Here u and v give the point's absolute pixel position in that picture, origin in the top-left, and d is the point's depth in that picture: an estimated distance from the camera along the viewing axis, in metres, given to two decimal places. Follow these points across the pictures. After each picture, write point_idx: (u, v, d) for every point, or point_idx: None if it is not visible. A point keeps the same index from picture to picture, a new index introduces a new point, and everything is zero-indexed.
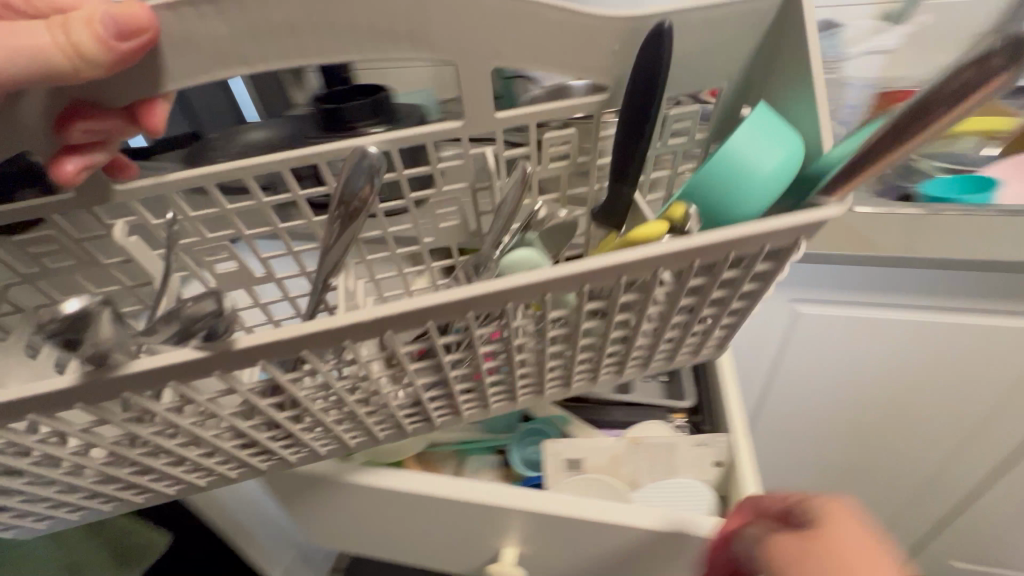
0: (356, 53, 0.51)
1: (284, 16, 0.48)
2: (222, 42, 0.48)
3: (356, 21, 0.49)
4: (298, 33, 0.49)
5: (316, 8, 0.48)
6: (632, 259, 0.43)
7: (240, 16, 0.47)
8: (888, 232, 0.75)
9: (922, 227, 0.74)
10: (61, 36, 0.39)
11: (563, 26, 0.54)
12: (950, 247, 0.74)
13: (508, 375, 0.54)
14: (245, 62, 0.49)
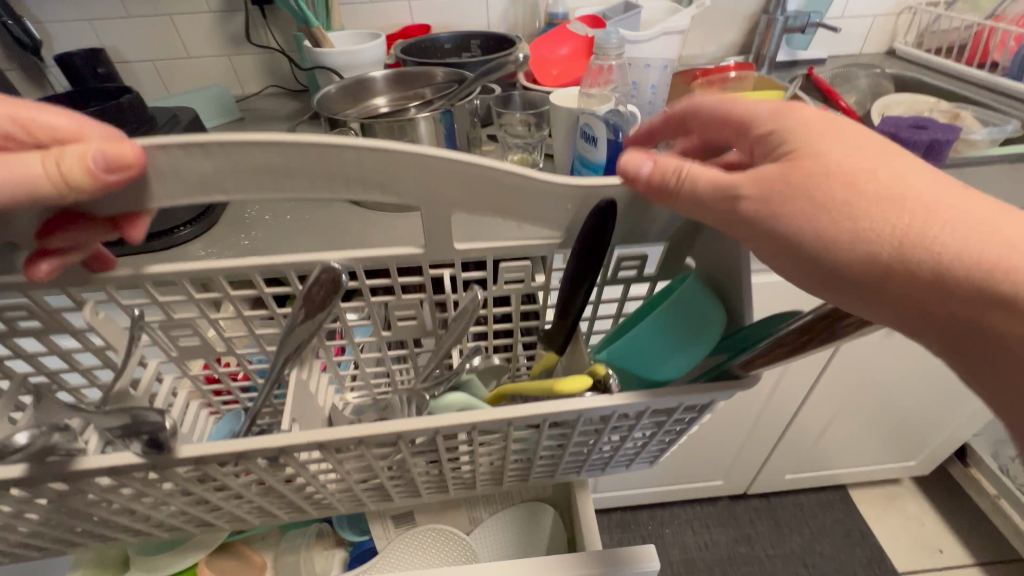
0: (354, 194, 0.31)
1: (270, 155, 0.29)
2: (209, 183, 0.29)
3: (357, 172, 0.30)
4: (274, 178, 0.30)
5: (297, 149, 0.29)
6: (582, 414, 0.30)
7: (222, 152, 0.28)
8: None
9: None
10: (50, 156, 0.25)
11: (533, 201, 0.34)
12: None
13: (453, 485, 0.38)
14: (220, 189, 0.30)
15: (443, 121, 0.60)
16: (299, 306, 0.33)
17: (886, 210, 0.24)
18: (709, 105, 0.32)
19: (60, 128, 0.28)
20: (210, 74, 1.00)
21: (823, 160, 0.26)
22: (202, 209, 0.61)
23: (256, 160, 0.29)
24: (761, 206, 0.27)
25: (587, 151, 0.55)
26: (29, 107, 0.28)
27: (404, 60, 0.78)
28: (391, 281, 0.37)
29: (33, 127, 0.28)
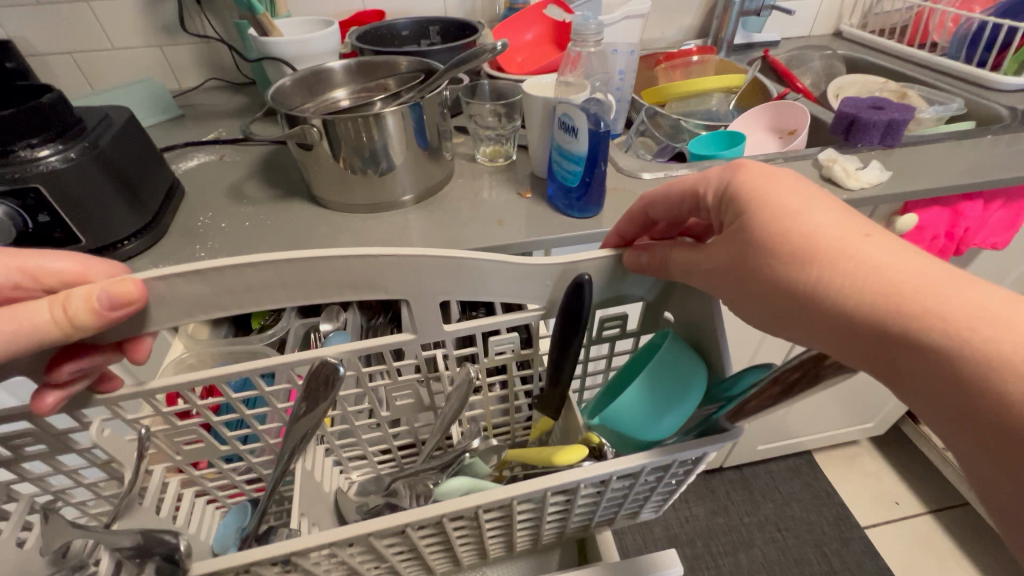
0: (344, 297, 0.32)
1: (262, 272, 0.29)
2: (207, 302, 0.30)
3: (347, 278, 0.31)
4: (267, 293, 0.30)
5: (289, 266, 0.29)
6: (579, 483, 0.28)
7: (218, 275, 0.29)
8: None
9: None
10: (57, 299, 0.26)
11: (517, 283, 0.33)
12: None
13: (459, 558, 0.36)
14: (217, 307, 0.30)
15: (413, 116, 0.56)
16: (296, 401, 0.31)
17: (799, 277, 0.26)
18: (664, 196, 0.34)
19: (70, 275, 0.30)
20: (141, 67, 0.91)
21: (748, 238, 0.28)
22: (147, 220, 0.55)
23: (250, 278, 0.29)
24: (723, 283, 0.30)
25: (567, 143, 0.53)
26: (37, 257, 0.30)
27: (361, 49, 0.73)
28: (386, 365, 0.35)
29: (44, 276, 0.30)
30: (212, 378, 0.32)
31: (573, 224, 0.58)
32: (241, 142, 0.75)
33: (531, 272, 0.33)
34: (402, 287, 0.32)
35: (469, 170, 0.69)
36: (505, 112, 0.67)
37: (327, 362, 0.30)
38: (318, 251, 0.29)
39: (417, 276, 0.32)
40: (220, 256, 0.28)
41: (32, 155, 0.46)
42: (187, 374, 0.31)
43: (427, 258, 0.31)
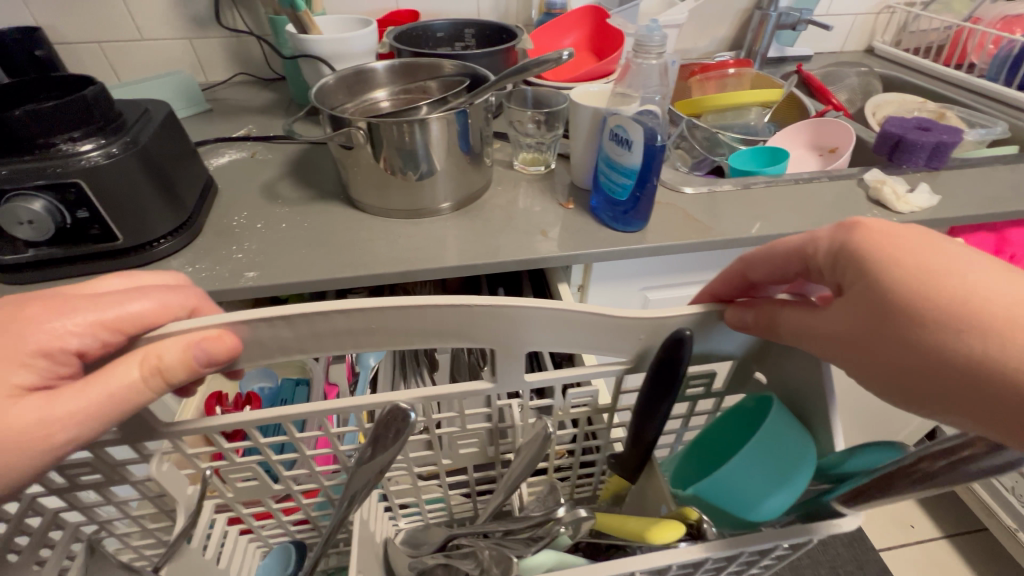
0: (428, 344, 0.28)
1: (349, 319, 0.26)
2: (288, 346, 0.27)
3: (433, 328, 0.27)
4: (349, 339, 0.27)
5: (379, 313, 0.26)
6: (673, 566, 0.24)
7: (303, 321, 0.26)
8: (736, 219, 0.60)
9: (757, 201, 0.63)
10: (147, 357, 0.25)
11: (599, 335, 0.28)
12: None
13: None
14: (297, 350, 0.28)
15: (458, 122, 0.55)
16: (365, 445, 0.26)
17: (942, 353, 0.21)
18: (766, 251, 0.30)
19: (156, 318, 0.26)
20: (170, 58, 0.90)
21: (868, 302, 0.24)
22: (183, 219, 0.53)
23: (334, 325, 0.27)
24: (844, 353, 0.25)
25: (617, 155, 0.52)
26: (112, 307, 0.26)
27: (399, 50, 0.72)
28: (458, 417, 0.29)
29: (126, 324, 0.26)
30: (264, 420, 0.28)
31: (620, 239, 0.57)
32: (274, 139, 0.74)
33: (629, 322, 0.28)
34: (479, 339, 0.28)
35: (507, 177, 0.67)
36: (545, 120, 0.65)
37: (395, 411, 0.26)
38: (390, 304, 0.25)
39: (494, 327, 0.27)
40: (284, 306, 0.26)
41: (74, 149, 0.45)
42: (242, 414, 0.28)
43: (501, 314, 0.27)
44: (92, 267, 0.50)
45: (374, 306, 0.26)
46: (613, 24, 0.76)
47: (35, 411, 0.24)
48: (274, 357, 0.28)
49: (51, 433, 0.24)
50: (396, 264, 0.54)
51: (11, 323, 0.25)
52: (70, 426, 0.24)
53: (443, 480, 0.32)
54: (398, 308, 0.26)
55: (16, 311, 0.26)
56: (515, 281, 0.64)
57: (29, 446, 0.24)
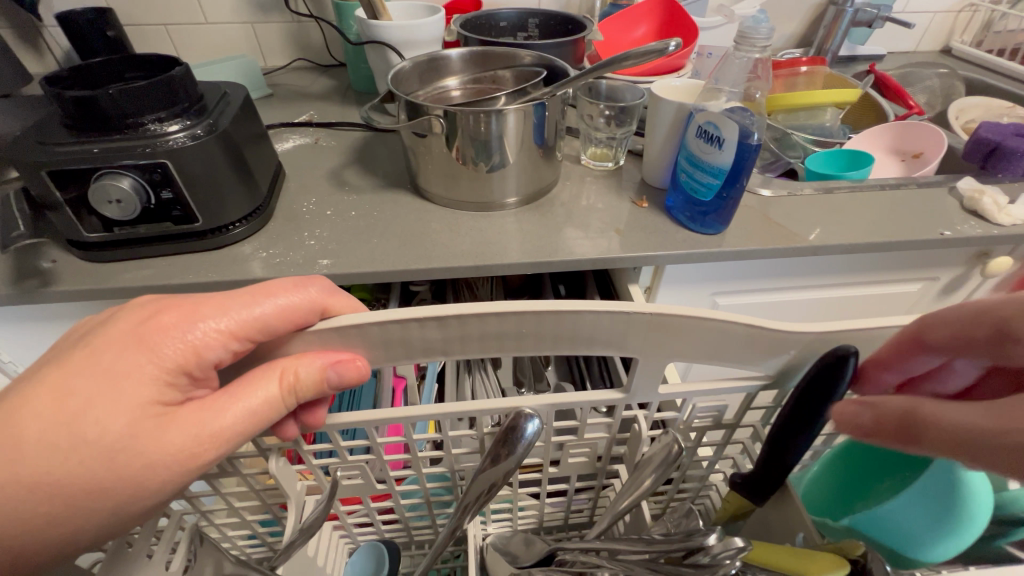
0: (573, 351, 0.27)
1: (501, 322, 0.26)
2: (434, 347, 0.27)
3: (579, 334, 0.27)
4: (499, 343, 0.27)
5: (535, 318, 0.26)
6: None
7: (456, 323, 0.26)
8: (809, 222, 0.58)
9: (838, 206, 0.60)
10: (284, 374, 0.26)
11: (741, 347, 0.28)
12: (870, 260, 0.60)
13: None
14: (439, 351, 0.28)
15: (535, 114, 0.53)
16: (481, 458, 0.29)
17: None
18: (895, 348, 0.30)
19: (284, 323, 0.26)
20: (232, 42, 0.90)
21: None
22: (257, 203, 0.53)
23: (487, 329, 0.27)
24: (1002, 447, 0.21)
25: (704, 153, 0.50)
26: (246, 306, 0.26)
27: (466, 39, 0.71)
28: (581, 426, 0.29)
29: (255, 331, 0.26)
30: (398, 418, 0.28)
31: (700, 241, 0.54)
32: (336, 126, 0.74)
33: (773, 337, 0.28)
34: (623, 345, 0.27)
35: (575, 172, 0.66)
36: (617, 115, 0.63)
37: (517, 422, 0.27)
38: (553, 307, 0.25)
39: (639, 333, 0.27)
40: (444, 305, 0.26)
41: (160, 129, 0.45)
42: (374, 412, 0.28)
43: (655, 324, 0.26)
44: (169, 249, 0.50)
45: (527, 308, 0.26)
46: (687, 15, 0.73)
47: (181, 431, 0.24)
48: (403, 352, 0.28)
49: (200, 455, 0.25)
50: (469, 257, 0.52)
51: (145, 331, 0.25)
52: (219, 445, 0.25)
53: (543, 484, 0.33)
54: (551, 310, 0.26)
55: (146, 316, 0.25)
56: (578, 279, 0.63)
57: (172, 464, 0.24)
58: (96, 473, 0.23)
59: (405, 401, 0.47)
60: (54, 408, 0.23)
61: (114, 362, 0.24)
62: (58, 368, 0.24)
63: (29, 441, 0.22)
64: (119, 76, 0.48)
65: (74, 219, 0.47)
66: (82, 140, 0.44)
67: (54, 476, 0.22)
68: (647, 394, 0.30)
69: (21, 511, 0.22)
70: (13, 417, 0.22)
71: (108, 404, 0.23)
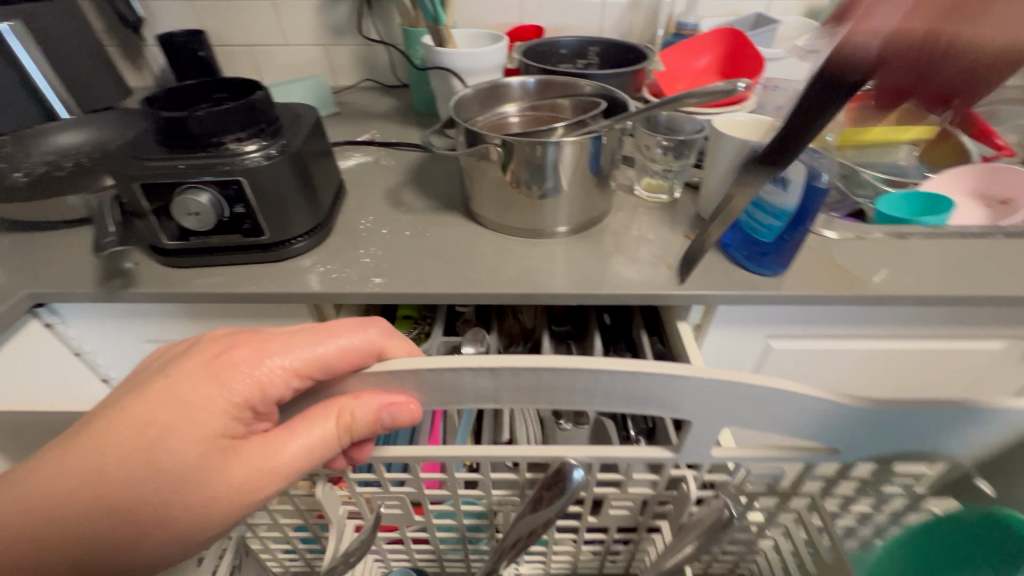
0: (623, 410, 0.27)
1: (554, 377, 0.26)
2: (483, 394, 0.28)
3: (633, 393, 0.26)
4: (549, 396, 0.27)
5: (589, 376, 0.26)
6: None
7: (508, 374, 0.26)
8: (879, 270, 0.54)
9: (912, 254, 0.56)
10: (341, 414, 0.27)
11: (806, 421, 0.27)
12: (946, 313, 0.55)
13: None
14: (488, 399, 0.28)
15: (592, 146, 0.53)
16: (525, 501, 0.28)
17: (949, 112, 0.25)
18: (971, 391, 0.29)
19: (343, 364, 0.27)
20: (307, 63, 0.96)
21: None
22: (319, 220, 0.55)
23: (538, 380, 0.27)
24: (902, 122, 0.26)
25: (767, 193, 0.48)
26: (307, 346, 0.27)
27: (527, 67, 0.72)
28: (625, 480, 0.29)
29: (316, 370, 0.27)
30: (442, 456, 0.29)
31: (756, 283, 0.52)
32: (397, 146, 0.76)
33: (842, 411, 0.26)
34: (676, 405, 0.27)
35: (628, 203, 0.65)
36: (674, 147, 0.62)
37: (564, 474, 0.27)
38: (607, 363, 0.25)
39: (695, 394, 0.26)
40: (500, 357, 0.26)
41: (239, 148, 0.48)
42: (421, 449, 0.29)
43: (709, 390, 0.26)
44: (238, 262, 0.53)
45: (580, 364, 0.26)
46: (754, 47, 0.71)
47: (246, 463, 0.26)
48: (454, 394, 0.28)
49: (261, 486, 0.27)
50: (516, 283, 0.53)
51: (217, 365, 0.26)
52: (277, 478, 0.27)
53: (580, 532, 0.33)
54: (603, 369, 0.25)
55: (219, 351, 0.27)
56: (625, 311, 0.62)
57: (234, 492, 0.26)
58: (167, 500, 0.25)
59: (445, 424, 0.48)
60: (133, 435, 0.24)
61: (189, 395, 0.25)
62: (135, 396, 0.25)
63: (111, 466, 0.24)
64: (207, 97, 0.52)
65: (158, 228, 0.51)
66: (171, 156, 0.48)
67: (128, 501, 0.24)
68: (697, 454, 0.29)
69: (96, 532, 0.24)
70: (97, 443, 0.24)
71: (183, 436, 0.24)
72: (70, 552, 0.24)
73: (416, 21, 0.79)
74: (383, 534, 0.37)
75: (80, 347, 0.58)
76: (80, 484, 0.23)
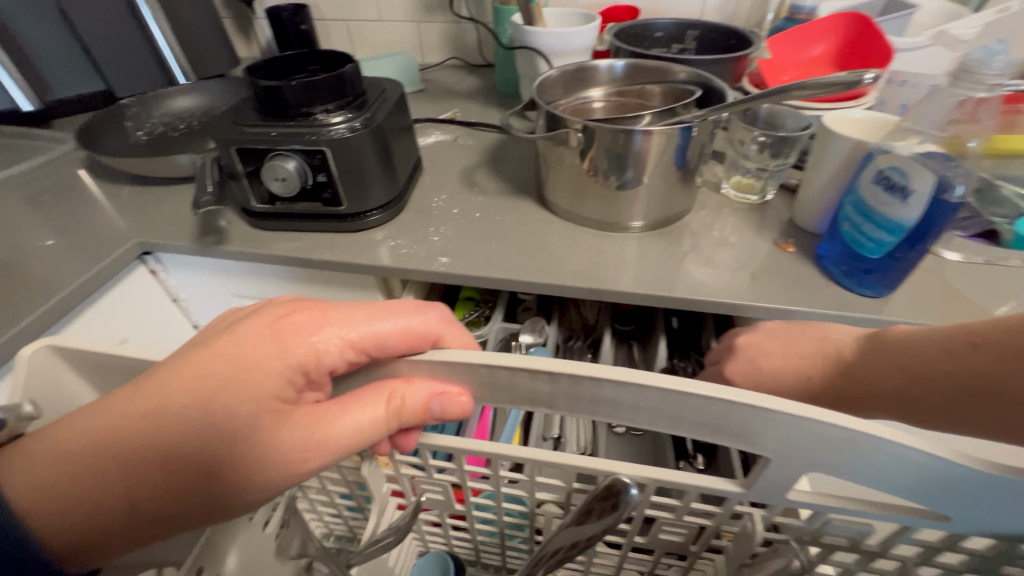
0: (688, 434, 0.25)
1: (617, 390, 0.24)
2: (536, 398, 0.26)
3: (700, 417, 0.24)
4: (608, 408, 0.25)
5: (659, 395, 0.24)
6: None
7: (566, 380, 0.25)
8: (1004, 300, 0.47)
9: None
10: (392, 397, 0.28)
11: (907, 479, 0.23)
12: None
13: None
14: (545, 403, 0.26)
15: (680, 137, 0.49)
16: (570, 513, 0.27)
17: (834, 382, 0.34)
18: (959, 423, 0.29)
19: (397, 344, 0.28)
20: (398, 39, 0.98)
21: (951, 390, 0.29)
22: (394, 195, 0.56)
23: (597, 391, 0.25)
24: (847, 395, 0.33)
25: (884, 205, 0.42)
26: (363, 322, 0.28)
27: (618, 49, 0.68)
28: (681, 507, 0.27)
29: (371, 346, 0.28)
30: (490, 453, 0.28)
31: (856, 305, 0.46)
32: (476, 127, 0.76)
33: (963, 476, 0.22)
34: (751, 438, 0.24)
35: (713, 202, 0.60)
36: (774, 144, 0.56)
37: (616, 493, 0.26)
38: (676, 381, 0.23)
39: (775, 430, 0.23)
40: (560, 359, 0.25)
41: (327, 120, 0.50)
42: (468, 443, 0.28)
43: (792, 428, 0.23)
44: (316, 230, 0.56)
45: (646, 379, 0.23)
46: (883, 35, 0.62)
47: (295, 429, 0.27)
48: (508, 391, 0.27)
49: (307, 457, 0.27)
50: (583, 277, 0.51)
51: (279, 328, 0.28)
52: (324, 451, 0.27)
53: (625, 549, 0.31)
54: (668, 388, 0.23)
55: (281, 315, 0.28)
56: (695, 317, 0.58)
57: (284, 456, 0.27)
58: (218, 452, 0.26)
59: (497, 412, 0.47)
60: (195, 386, 0.25)
61: (250, 353, 0.27)
62: (202, 349, 0.27)
63: (172, 412, 0.25)
64: (302, 68, 0.54)
65: (249, 193, 0.54)
66: (265, 123, 0.50)
67: (186, 450, 0.25)
68: (768, 492, 0.26)
69: (154, 476, 0.25)
70: (164, 390, 0.25)
71: (239, 392, 0.26)
72: (126, 489, 0.25)
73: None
74: (424, 514, 0.37)
75: (177, 295, 0.64)
76: (143, 424, 0.25)
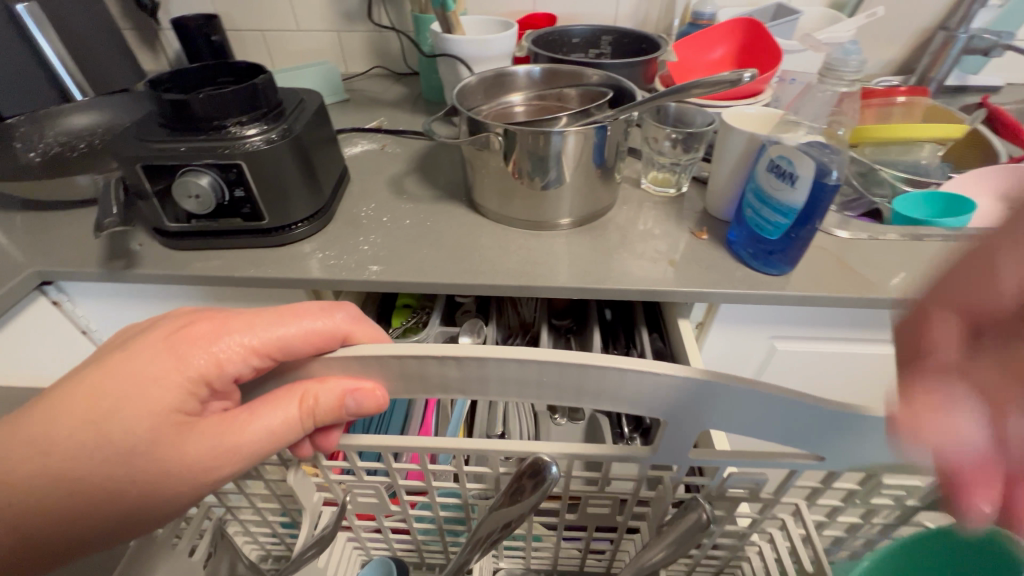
0: (595, 406, 0.26)
1: (527, 369, 0.26)
2: (456, 386, 0.27)
3: (604, 388, 0.26)
4: (523, 389, 0.27)
5: (556, 369, 0.25)
6: None
7: (478, 364, 0.26)
8: (881, 267, 0.53)
9: (929, 256, 0.54)
10: (304, 398, 0.27)
11: (784, 423, 0.26)
12: None
13: None
14: (457, 389, 0.28)
15: (596, 137, 0.52)
16: (499, 495, 0.28)
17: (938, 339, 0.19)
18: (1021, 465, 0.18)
19: (304, 346, 0.28)
20: (319, 49, 0.96)
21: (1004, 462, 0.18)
22: (319, 207, 0.55)
23: (512, 373, 0.26)
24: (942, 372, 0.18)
25: (773, 189, 0.46)
26: (267, 327, 0.27)
27: (535, 55, 0.71)
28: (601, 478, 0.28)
29: (276, 350, 0.27)
30: (417, 447, 0.28)
31: (759, 282, 0.51)
32: (403, 135, 0.76)
33: (823, 416, 0.26)
34: (653, 402, 0.26)
35: (633, 197, 0.64)
36: (683, 140, 0.60)
37: (536, 470, 0.27)
38: (578, 356, 0.25)
39: (672, 391, 0.25)
40: (473, 346, 0.26)
41: (240, 132, 0.48)
42: (395, 439, 0.28)
43: (681, 389, 0.25)
44: (236, 246, 0.54)
45: (551, 357, 0.25)
46: (770, 36, 0.68)
47: (200, 440, 0.26)
48: (428, 382, 0.28)
49: (218, 466, 0.27)
50: (512, 275, 0.52)
51: (175, 340, 0.27)
52: (235, 459, 0.27)
53: (559, 528, 0.33)
54: (571, 362, 0.25)
55: (178, 327, 0.27)
56: (626, 306, 0.61)
57: (191, 470, 0.26)
58: (116, 472, 0.25)
59: (438, 414, 0.48)
60: (87, 407, 0.24)
61: (145, 368, 0.26)
62: (93, 368, 0.26)
63: (62, 436, 0.24)
64: (210, 80, 0.52)
65: (159, 211, 0.51)
66: (172, 138, 0.48)
67: (81, 473, 0.24)
68: (676, 453, 0.28)
69: (49, 501, 0.24)
70: (52, 414, 0.24)
71: (135, 407, 0.25)
72: (20, 517, 0.24)
73: (425, 7, 0.78)
74: (364, 520, 0.37)
75: (88, 326, 0.59)
76: (30, 454, 0.24)
